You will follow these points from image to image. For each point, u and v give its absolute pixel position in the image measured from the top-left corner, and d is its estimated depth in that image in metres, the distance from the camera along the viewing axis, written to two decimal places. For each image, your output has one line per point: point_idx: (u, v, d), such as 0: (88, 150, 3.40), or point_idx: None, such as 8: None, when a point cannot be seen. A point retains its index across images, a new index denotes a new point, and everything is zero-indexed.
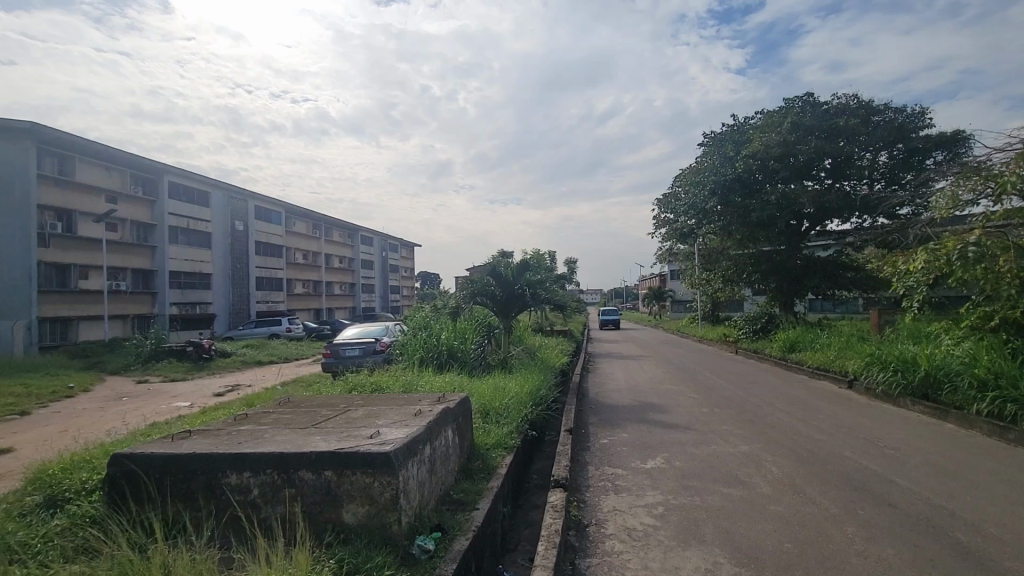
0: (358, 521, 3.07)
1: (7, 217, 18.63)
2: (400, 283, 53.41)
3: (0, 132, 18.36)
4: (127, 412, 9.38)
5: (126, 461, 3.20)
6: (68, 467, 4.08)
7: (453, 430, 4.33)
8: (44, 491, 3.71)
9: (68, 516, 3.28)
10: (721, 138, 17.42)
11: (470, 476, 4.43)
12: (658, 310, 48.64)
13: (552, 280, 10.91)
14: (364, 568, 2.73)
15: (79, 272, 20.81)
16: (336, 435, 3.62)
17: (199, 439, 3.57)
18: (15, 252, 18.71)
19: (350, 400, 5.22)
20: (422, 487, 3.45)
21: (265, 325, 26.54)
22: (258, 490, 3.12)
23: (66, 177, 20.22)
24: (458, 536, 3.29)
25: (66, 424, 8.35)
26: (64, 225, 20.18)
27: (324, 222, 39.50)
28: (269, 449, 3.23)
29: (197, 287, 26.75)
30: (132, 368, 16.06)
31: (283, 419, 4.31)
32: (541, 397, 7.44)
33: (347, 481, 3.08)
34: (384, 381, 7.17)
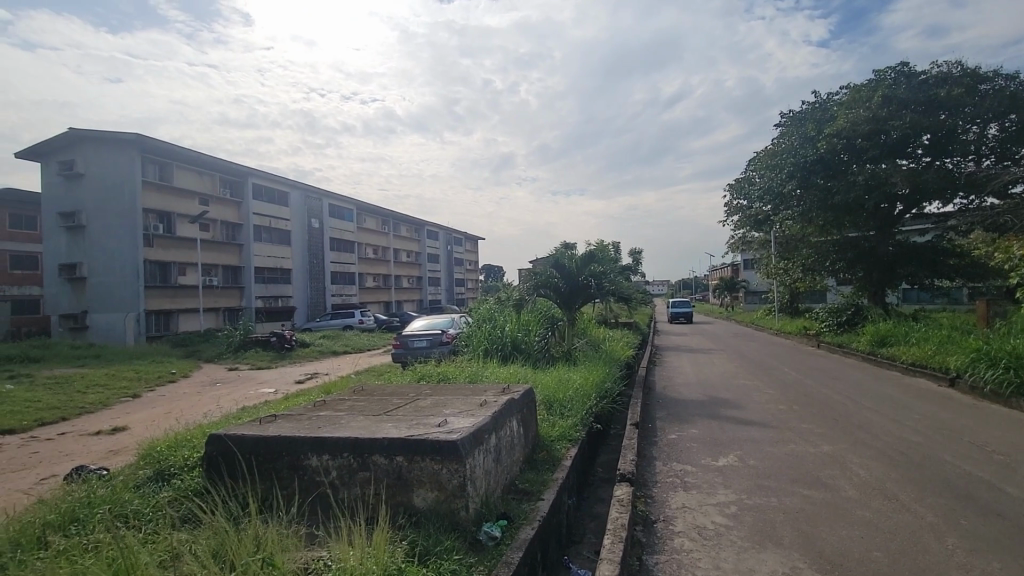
0: (428, 505, 3.19)
1: (118, 221, 20.82)
2: (464, 276, 54.45)
3: (112, 144, 20.64)
4: (220, 397, 10.28)
5: (221, 441, 3.50)
6: (172, 445, 4.53)
7: (518, 421, 4.39)
8: (153, 465, 4.15)
9: (174, 489, 3.65)
10: (800, 118, 16.35)
11: (535, 466, 4.46)
12: (729, 302, 46.49)
13: (617, 272, 10.72)
14: (434, 551, 2.83)
15: (178, 269, 22.92)
16: (406, 423, 3.77)
17: (283, 423, 3.85)
18: (125, 252, 20.89)
19: (419, 389, 5.41)
20: (488, 476, 3.52)
21: (339, 317, 27.99)
22: (336, 472, 3.31)
23: (166, 182, 22.27)
24: (524, 525, 3.33)
25: (170, 406, 9.28)
26: (165, 226, 22.29)
27: (392, 218, 40.98)
28: (345, 433, 3.42)
29: (278, 281, 28.67)
30: (225, 356, 17.53)
31: (358, 406, 4.55)
32: (606, 390, 7.36)
33: (417, 467, 3.20)
34: (451, 372, 7.36)
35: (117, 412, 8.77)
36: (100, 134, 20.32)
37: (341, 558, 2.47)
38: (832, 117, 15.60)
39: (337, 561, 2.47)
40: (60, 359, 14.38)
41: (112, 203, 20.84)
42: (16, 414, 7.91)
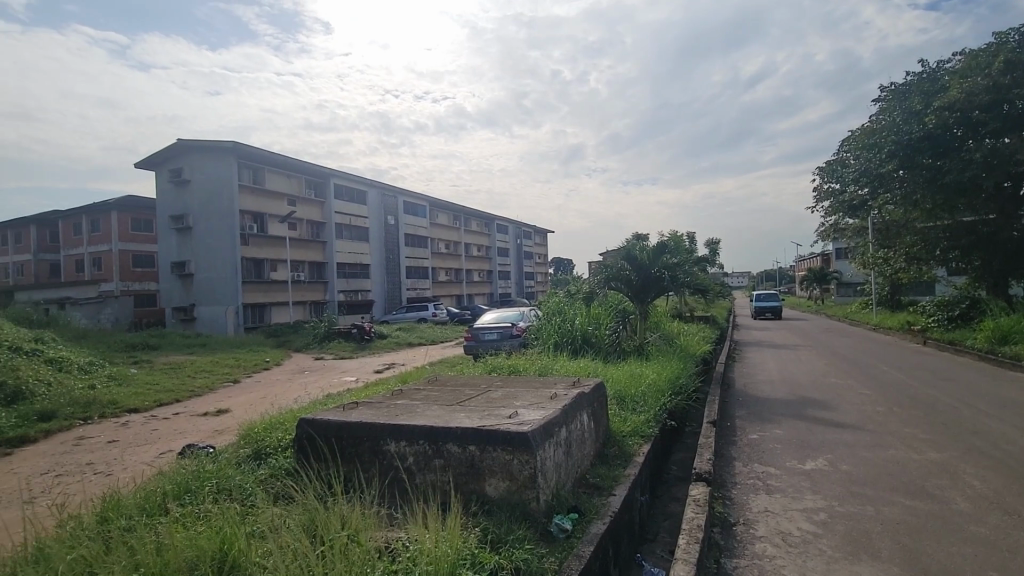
0: (500, 494, 3.24)
1: (220, 222, 22.88)
2: (534, 269, 54.68)
3: (214, 153, 22.73)
4: (309, 384, 11.07)
5: (309, 424, 3.76)
6: (268, 427, 4.93)
7: (589, 415, 4.36)
8: (252, 445, 4.54)
9: (270, 467, 3.97)
10: (903, 91, 14.83)
11: (606, 461, 4.41)
12: (819, 295, 43.23)
13: (692, 264, 10.27)
14: (506, 539, 2.89)
15: (271, 265, 24.82)
16: (478, 413, 3.85)
17: (363, 409, 4.07)
18: (225, 251, 22.92)
19: (491, 381, 5.51)
20: (559, 468, 3.53)
21: (415, 310, 29.12)
22: (412, 458, 3.46)
23: (259, 185, 24.14)
24: (595, 519, 3.31)
25: (265, 391, 10.13)
26: (258, 226, 24.19)
27: (463, 213, 41.87)
28: (420, 421, 3.56)
29: (358, 276, 30.26)
30: (312, 346, 18.79)
31: (432, 396, 4.71)
32: (681, 387, 7.11)
33: (489, 456, 3.27)
34: (521, 364, 7.42)
35: (221, 396, 9.67)
36: (203, 143, 22.38)
37: (419, 540, 2.57)
38: (943, 88, 13.99)
39: (416, 542, 2.58)
40: (174, 347, 16.07)
41: (214, 206, 22.92)
42: (139, 395, 8.97)
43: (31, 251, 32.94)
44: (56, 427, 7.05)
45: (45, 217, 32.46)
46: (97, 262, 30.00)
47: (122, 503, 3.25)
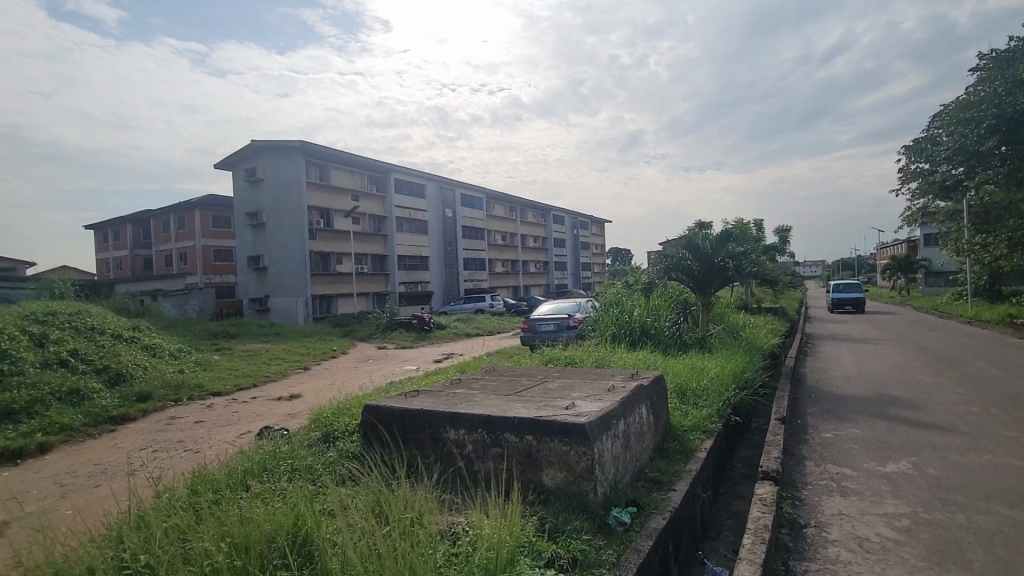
0: (557, 485, 3.25)
1: (290, 218, 24.22)
2: (591, 260, 54.05)
3: (284, 153, 24.05)
4: (373, 372, 11.55)
5: (373, 410, 3.92)
6: (336, 412, 5.19)
7: (648, 408, 4.26)
8: (322, 428, 4.81)
9: (338, 450, 4.19)
10: (1006, 58, 13.32)
11: (666, 456, 4.30)
12: (904, 285, 39.95)
13: (760, 252, 9.76)
14: (564, 529, 2.90)
15: (336, 258, 26.01)
16: (535, 404, 3.87)
17: (424, 398, 4.19)
18: (296, 245, 24.25)
19: (548, 372, 5.52)
20: (617, 461, 3.49)
21: (472, 301, 29.61)
22: (471, 446, 3.53)
23: (325, 182, 25.30)
24: (654, 514, 3.25)
25: (332, 378, 10.68)
26: (324, 221, 25.41)
27: (519, 204, 41.95)
28: (478, 410, 3.63)
29: (418, 268, 31.11)
30: (375, 336, 19.57)
31: (489, 386, 4.79)
32: (746, 381, 6.81)
33: (546, 447, 3.28)
34: (578, 356, 7.38)
35: (292, 382, 10.28)
36: (274, 144, 23.70)
37: (478, 525, 2.64)
38: None
39: (475, 528, 2.64)
40: (251, 336, 17.22)
41: (285, 202, 24.26)
42: (221, 379, 9.71)
43: (128, 247, 36.30)
44: (152, 406, 7.78)
45: (138, 216, 35.60)
46: (183, 256, 32.60)
47: (210, 477, 3.55)
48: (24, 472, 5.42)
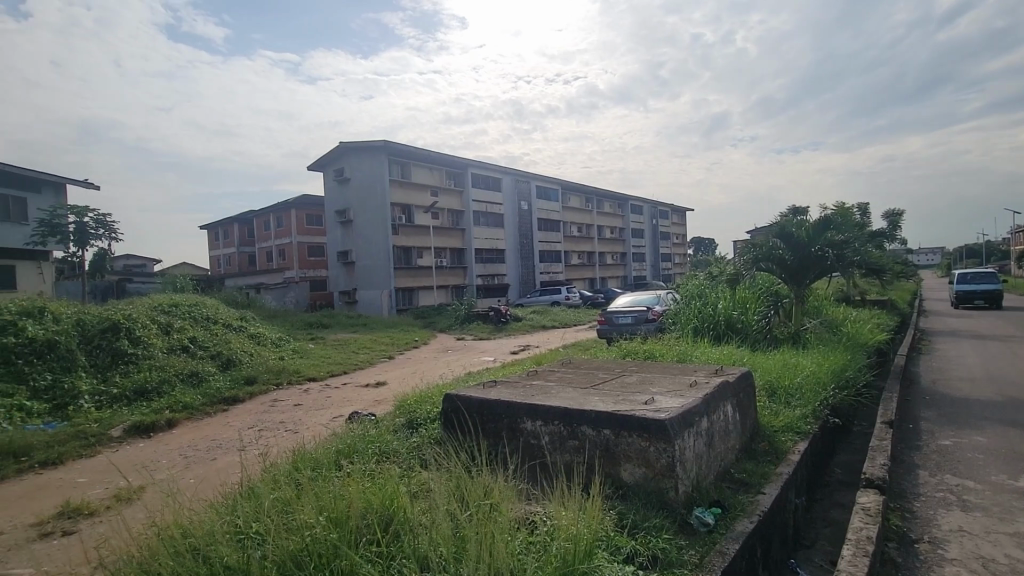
0: (636, 481, 3.19)
1: (375, 214, 25.52)
2: (671, 251, 52.10)
3: (369, 152, 25.36)
4: (452, 362, 11.92)
5: (453, 399, 4.05)
6: (419, 399, 5.43)
7: (734, 407, 4.05)
8: (406, 414, 5.06)
9: (422, 435, 4.38)
10: None
11: (753, 457, 4.06)
12: None
13: (864, 240, 8.88)
14: (642, 525, 2.84)
15: (417, 253, 27.06)
16: (612, 398, 3.81)
17: (501, 388, 4.27)
18: (380, 240, 25.51)
19: (626, 366, 5.40)
20: (699, 460, 3.35)
21: (548, 293, 29.62)
22: (548, 437, 3.54)
23: (406, 179, 26.40)
24: (740, 517, 3.09)
25: (415, 368, 11.15)
26: (406, 217, 26.53)
27: (596, 195, 41.28)
28: (555, 402, 3.63)
29: (494, 261, 31.58)
30: (454, 327, 20.20)
31: (566, 378, 4.79)
32: (847, 380, 6.26)
33: (625, 442, 3.23)
34: (658, 350, 7.15)
35: (378, 370, 10.87)
36: (360, 145, 25.04)
37: (555, 516, 2.65)
38: None
39: (554, 519, 2.65)
40: (341, 326, 18.39)
41: (370, 200, 25.60)
42: (315, 366, 10.48)
43: (235, 245, 40.05)
44: (257, 389, 8.56)
45: (244, 216, 39.12)
46: (282, 252, 35.42)
47: (309, 456, 3.86)
48: (157, 444, 6.19)
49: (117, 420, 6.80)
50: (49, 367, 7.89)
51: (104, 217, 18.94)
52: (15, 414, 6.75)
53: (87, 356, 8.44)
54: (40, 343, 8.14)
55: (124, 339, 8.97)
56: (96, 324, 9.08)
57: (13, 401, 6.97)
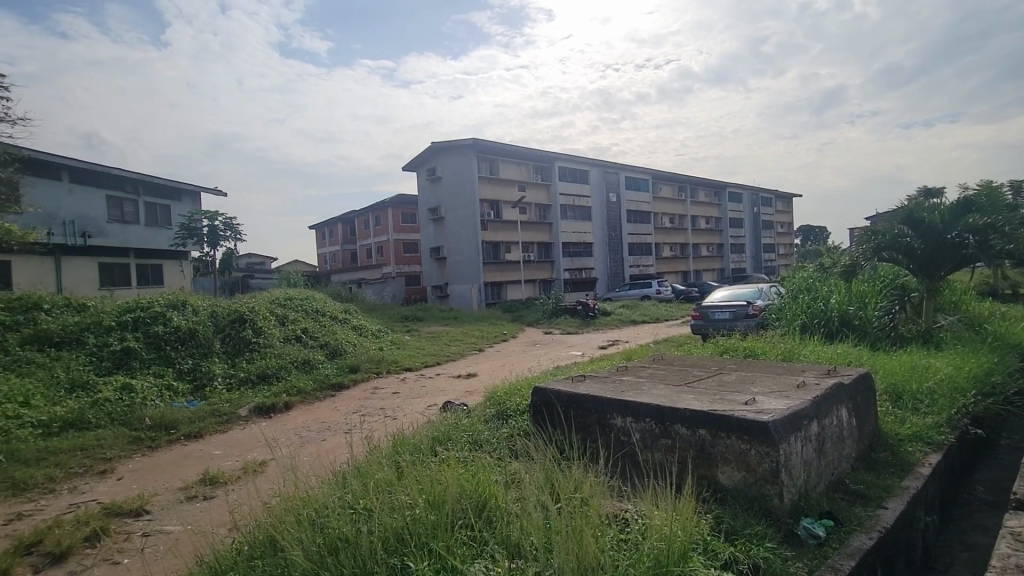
0: (735, 485, 3.01)
1: (465, 211, 26.33)
2: (775, 241, 48.30)
3: (460, 151, 26.23)
4: (541, 355, 12.01)
5: (543, 392, 4.08)
6: (508, 391, 5.54)
7: (850, 411, 3.67)
8: (497, 405, 5.18)
9: (511, 427, 4.47)
10: None
11: (873, 468, 3.67)
12: None
13: (1018, 224, 7.56)
14: (742, 532, 2.68)
15: (506, 248, 27.53)
16: (708, 396, 3.63)
17: (591, 383, 4.22)
18: (470, 236, 26.33)
19: (724, 364, 5.11)
20: (808, 467, 3.09)
21: (638, 287, 28.77)
22: (639, 435, 3.45)
23: (494, 175, 26.94)
24: (857, 532, 2.81)
25: (504, 360, 11.40)
26: (494, 213, 27.09)
27: (690, 183, 39.33)
28: (646, 399, 3.52)
29: (582, 254, 31.28)
30: (542, 321, 20.33)
31: (658, 375, 4.63)
32: (993, 385, 5.44)
33: (722, 443, 3.06)
34: (760, 347, 6.68)
35: (469, 362, 11.22)
36: (451, 144, 25.97)
37: (647, 515, 2.57)
38: None
39: (646, 517, 2.57)
40: (434, 319, 19.23)
41: (461, 197, 26.44)
42: (411, 356, 11.07)
43: (340, 243, 43.21)
44: (360, 377, 9.22)
45: (347, 216, 42.10)
46: (380, 249, 37.68)
47: (408, 441, 4.10)
48: (277, 423, 6.89)
49: (244, 401, 7.66)
50: (190, 352, 9.05)
51: (231, 221, 21.34)
52: (165, 392, 7.85)
53: (220, 343, 9.56)
54: (183, 331, 9.33)
55: (250, 329, 10.06)
56: (226, 315, 10.25)
57: (164, 381, 8.09)
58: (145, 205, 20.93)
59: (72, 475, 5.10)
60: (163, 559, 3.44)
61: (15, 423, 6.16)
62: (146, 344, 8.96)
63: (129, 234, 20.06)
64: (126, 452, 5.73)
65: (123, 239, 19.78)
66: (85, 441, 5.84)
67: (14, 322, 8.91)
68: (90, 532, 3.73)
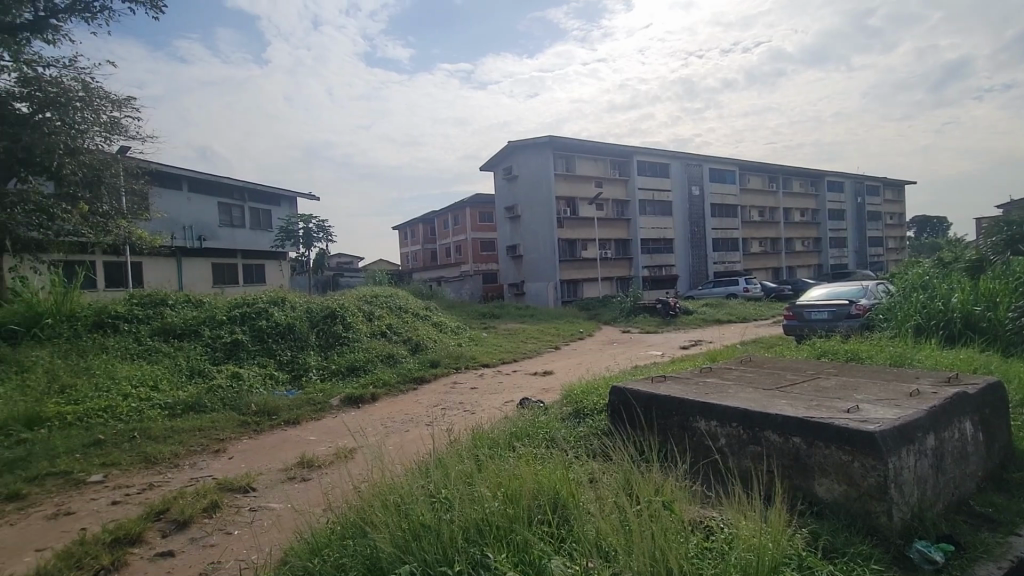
0: (835, 498, 2.77)
1: (542, 208, 26.37)
2: (883, 233, 43.76)
3: (537, 148, 26.30)
4: (618, 355, 11.77)
5: (622, 391, 3.98)
6: (586, 390, 5.47)
7: (975, 424, 3.25)
8: (573, 404, 5.12)
9: (589, 426, 4.40)
10: None
11: (1005, 489, 3.21)
12: None
13: None
14: (844, 550, 2.46)
15: (582, 245, 27.32)
16: (803, 402, 3.37)
17: (673, 385, 4.06)
18: (546, 234, 26.36)
19: (822, 367, 4.71)
20: (922, 483, 2.77)
21: (723, 285, 27.29)
22: (725, 440, 3.28)
23: (571, 172, 26.75)
24: (985, 561, 2.48)
25: (581, 358, 11.30)
26: (571, 210, 26.92)
27: (782, 173, 36.66)
28: (733, 403, 3.34)
29: (662, 251, 30.24)
30: (619, 319, 19.91)
31: (747, 377, 4.37)
32: None
33: (820, 453, 2.83)
34: (864, 351, 6.10)
35: (545, 360, 11.23)
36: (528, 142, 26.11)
37: (735, 524, 2.44)
38: None
39: (733, 527, 2.43)
40: (510, 316, 19.48)
41: (538, 195, 26.50)
42: (488, 353, 11.31)
43: (420, 243, 44.94)
44: (440, 371, 9.57)
45: (428, 217, 43.70)
46: (459, 248, 38.72)
47: (487, 436, 4.16)
48: (365, 414, 7.30)
49: (335, 391, 8.20)
50: (289, 345, 9.85)
51: (323, 223, 22.93)
52: (268, 380, 8.61)
53: (315, 337, 10.32)
54: (283, 326, 10.17)
55: (340, 324, 10.77)
56: (320, 310, 11.04)
57: (267, 371, 8.87)
58: (250, 210, 23.11)
59: (192, 453, 5.73)
60: (268, 532, 3.78)
61: (147, 405, 7.03)
62: (251, 336, 9.87)
63: (237, 236, 22.26)
64: (237, 434, 6.35)
65: (233, 242, 22.21)
66: (202, 423, 6.54)
67: (146, 315, 10.11)
68: (208, 504, 4.17)
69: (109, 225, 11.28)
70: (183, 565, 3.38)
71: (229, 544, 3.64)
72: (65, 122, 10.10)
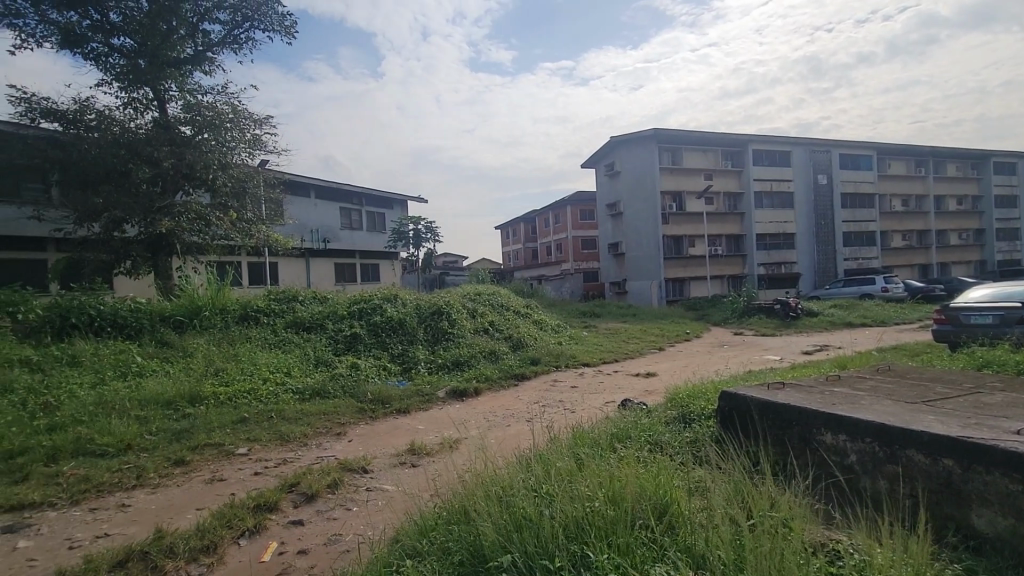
0: (998, 532, 2.35)
1: (646, 204, 25.53)
2: None
3: (640, 143, 25.56)
4: (730, 358, 11.05)
5: (733, 396, 3.73)
6: (692, 394, 5.20)
7: None
8: (678, 408, 4.90)
9: (695, 431, 4.18)
10: None
11: None
12: None
13: None
14: None
15: (689, 242, 26.05)
16: (958, 418, 2.91)
17: (792, 392, 3.72)
18: (650, 230, 25.49)
19: (983, 380, 4.02)
20: None
21: (855, 284, 24.41)
22: (857, 457, 2.94)
23: (677, 165, 25.58)
24: None
25: (687, 360, 10.80)
26: (677, 205, 25.76)
27: (932, 155, 31.94)
28: (866, 415, 2.98)
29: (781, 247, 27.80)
30: (731, 320, 18.66)
31: (884, 388, 3.86)
32: None
33: (979, 479, 2.42)
34: None
35: (649, 361, 10.85)
36: (632, 137, 25.41)
37: (866, 551, 2.17)
38: None
39: (864, 553, 2.17)
40: (611, 315, 19.15)
41: (641, 191, 25.69)
42: (590, 352, 11.21)
43: (523, 241, 45.65)
44: (540, 368, 9.67)
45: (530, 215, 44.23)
46: (560, 247, 38.71)
47: (587, 436, 4.11)
48: (468, 407, 7.60)
49: (442, 384, 8.63)
50: (400, 339, 10.53)
51: (430, 225, 24.24)
52: (381, 370, 9.29)
53: (423, 332, 10.93)
54: (394, 321, 10.90)
55: (446, 320, 11.30)
56: (428, 307, 11.68)
57: (381, 362, 9.58)
58: (367, 213, 25.04)
59: (319, 434, 6.36)
60: (382, 511, 4.09)
61: (282, 389, 7.93)
62: (368, 330, 10.70)
63: (356, 237, 24.25)
64: (355, 419, 6.93)
65: (352, 243, 24.01)
66: (327, 408, 7.23)
67: (280, 309, 11.37)
68: (332, 481, 4.61)
69: (252, 229, 12.81)
70: (311, 534, 3.77)
71: (348, 519, 3.99)
72: (218, 141, 11.72)
